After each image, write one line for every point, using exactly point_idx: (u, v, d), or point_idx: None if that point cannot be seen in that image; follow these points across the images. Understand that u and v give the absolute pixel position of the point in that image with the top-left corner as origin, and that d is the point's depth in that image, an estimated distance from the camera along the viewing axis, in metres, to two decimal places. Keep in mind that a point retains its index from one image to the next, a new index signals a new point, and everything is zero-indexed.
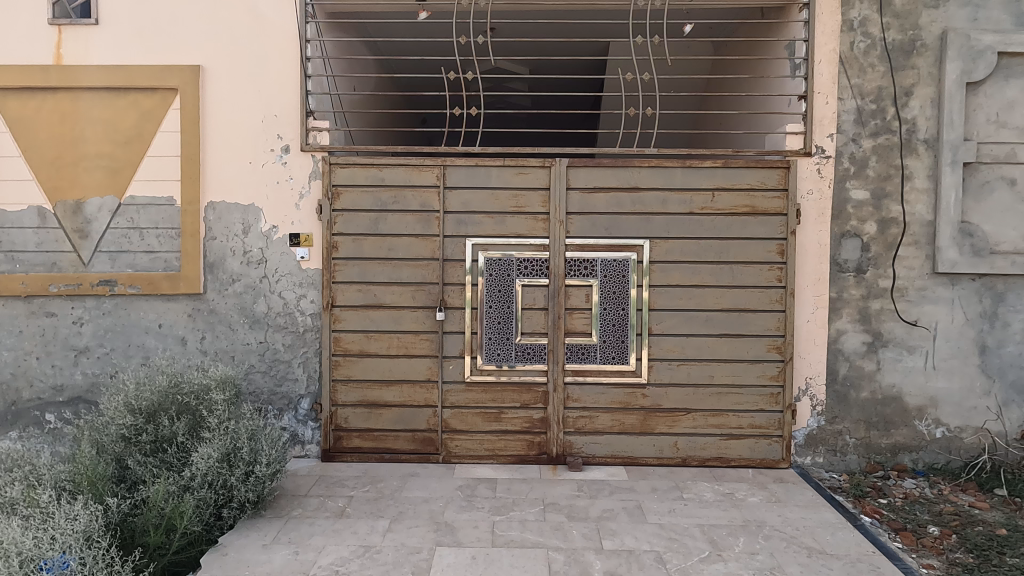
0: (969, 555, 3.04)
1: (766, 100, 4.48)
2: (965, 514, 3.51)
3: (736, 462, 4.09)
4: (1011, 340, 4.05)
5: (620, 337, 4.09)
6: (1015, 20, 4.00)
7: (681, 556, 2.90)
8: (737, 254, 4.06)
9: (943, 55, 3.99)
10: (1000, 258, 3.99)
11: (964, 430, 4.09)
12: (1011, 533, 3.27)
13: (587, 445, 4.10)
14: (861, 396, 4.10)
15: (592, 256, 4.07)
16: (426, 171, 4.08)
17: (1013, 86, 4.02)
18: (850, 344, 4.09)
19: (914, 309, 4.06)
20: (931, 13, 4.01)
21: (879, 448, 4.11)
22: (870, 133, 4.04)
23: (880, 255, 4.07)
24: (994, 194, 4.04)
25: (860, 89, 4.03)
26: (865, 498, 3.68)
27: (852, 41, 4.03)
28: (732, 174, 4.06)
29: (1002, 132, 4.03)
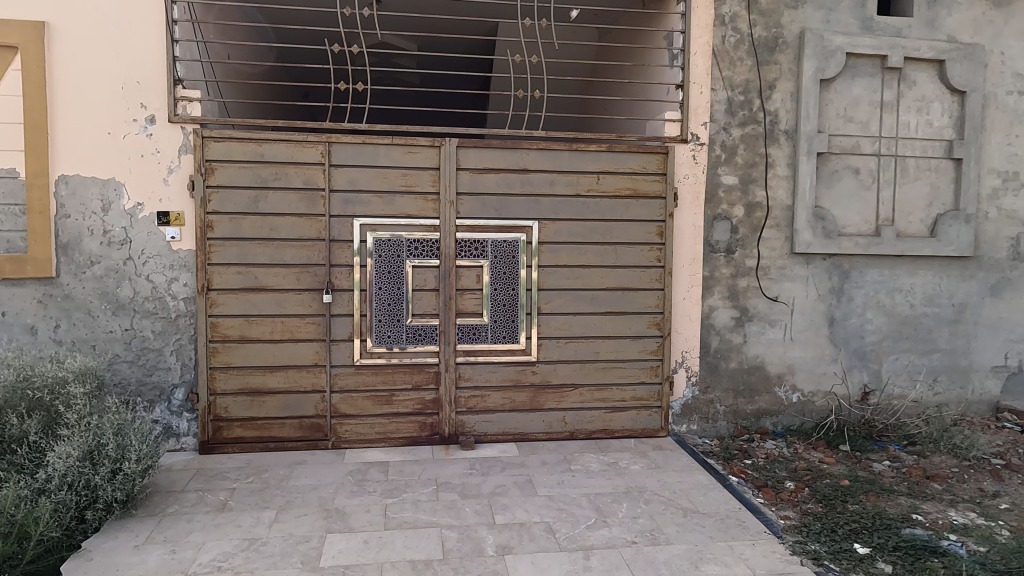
0: (818, 505, 3.40)
1: (646, 87, 4.68)
2: (816, 469, 3.92)
3: (619, 433, 4.31)
4: (854, 312, 4.56)
5: (510, 317, 4.15)
6: (860, 24, 4.44)
7: (569, 525, 3.03)
8: (620, 235, 4.25)
9: (801, 53, 4.35)
10: (847, 240, 4.45)
11: (816, 394, 4.55)
12: (852, 483, 3.68)
13: (478, 424, 4.16)
14: (730, 366, 4.45)
15: (482, 237, 4.10)
16: (309, 147, 3.91)
17: (857, 85, 4.49)
18: (720, 319, 4.41)
19: (775, 286, 4.45)
20: (792, 13, 4.35)
21: (745, 414, 4.48)
22: (739, 123, 4.34)
23: (747, 236, 4.40)
24: (841, 182, 4.50)
25: (730, 81, 4.31)
26: (733, 460, 4.01)
27: (723, 35, 4.28)
28: (616, 159, 4.22)
29: (848, 126, 4.49)
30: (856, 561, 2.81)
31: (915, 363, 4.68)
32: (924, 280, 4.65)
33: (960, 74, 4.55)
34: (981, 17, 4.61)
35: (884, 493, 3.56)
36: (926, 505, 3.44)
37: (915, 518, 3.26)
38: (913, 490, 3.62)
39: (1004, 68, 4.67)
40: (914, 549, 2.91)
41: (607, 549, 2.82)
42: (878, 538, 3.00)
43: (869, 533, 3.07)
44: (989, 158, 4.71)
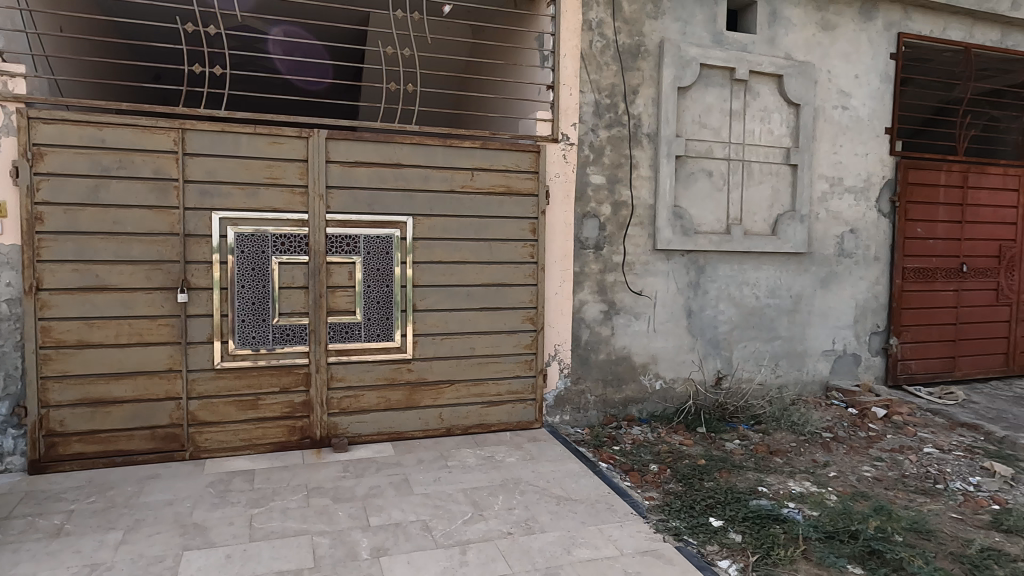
0: (678, 484, 3.65)
1: (519, 87, 4.77)
2: (677, 451, 4.20)
3: (495, 427, 4.37)
4: (708, 304, 4.94)
5: (384, 314, 4.06)
6: (712, 37, 4.80)
7: (445, 522, 3.02)
8: (494, 231, 4.30)
9: (661, 61, 4.63)
10: (702, 237, 4.81)
11: (676, 381, 4.88)
12: (708, 462, 3.99)
13: (352, 425, 4.04)
14: (600, 358, 4.65)
15: (354, 233, 3.97)
16: (160, 133, 3.59)
17: (710, 94, 4.85)
18: (590, 313, 4.60)
19: (639, 280, 4.71)
20: (652, 23, 4.62)
21: (614, 402, 4.71)
22: (605, 124, 4.54)
23: (614, 233, 4.61)
24: (697, 183, 4.85)
25: (597, 84, 4.49)
26: (603, 447, 4.20)
27: (590, 40, 4.46)
28: (490, 156, 4.26)
29: (702, 132, 4.85)
30: (711, 533, 3.05)
31: (760, 349, 5.16)
32: (768, 274, 5.14)
33: (795, 88, 5.06)
34: (812, 38, 5.15)
35: (735, 469, 3.90)
36: (770, 478, 3.81)
37: (760, 490, 3.60)
38: (759, 465, 3.99)
39: (830, 85, 5.26)
40: (760, 518, 3.21)
41: (483, 542, 2.85)
42: (729, 510, 3.28)
43: (722, 506, 3.34)
44: (819, 165, 5.28)
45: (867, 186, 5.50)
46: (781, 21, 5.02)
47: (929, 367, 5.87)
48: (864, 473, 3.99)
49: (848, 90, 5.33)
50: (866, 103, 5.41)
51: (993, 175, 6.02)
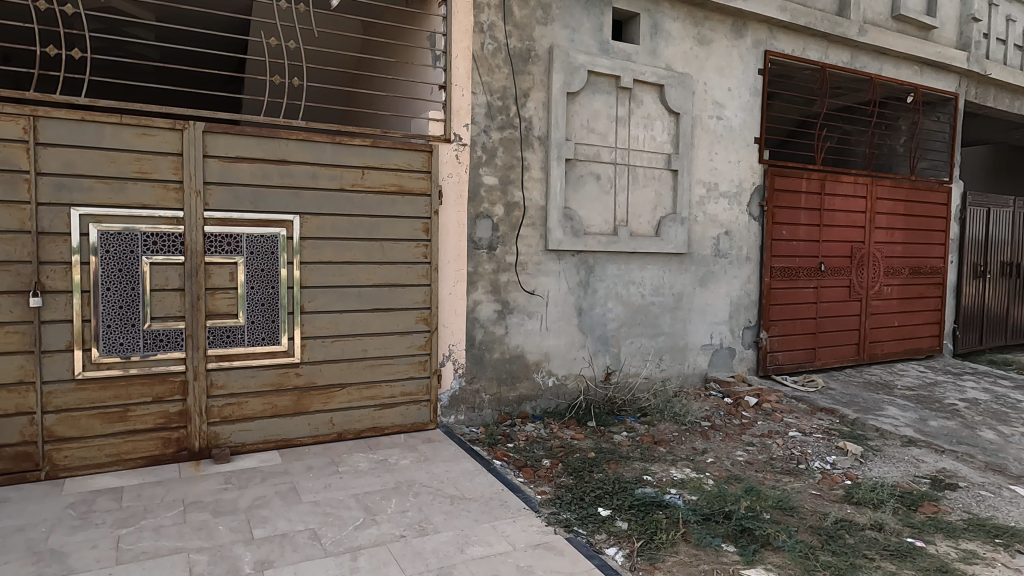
0: (569, 477, 3.77)
1: (411, 86, 4.73)
2: (568, 445, 4.33)
3: (389, 429, 4.30)
4: (597, 303, 5.13)
5: (270, 317, 3.89)
6: (598, 46, 4.99)
7: (335, 529, 2.94)
8: (386, 231, 4.23)
9: (550, 66, 4.76)
10: (590, 238, 5.00)
11: (567, 378, 5.03)
12: (597, 455, 4.14)
13: (234, 434, 3.83)
14: (494, 357, 4.70)
15: (236, 232, 3.78)
16: (7, 120, 3.24)
17: (597, 100, 5.04)
18: (484, 312, 4.64)
19: (532, 280, 4.81)
20: (542, 29, 4.73)
21: (508, 400, 4.77)
22: (497, 126, 4.60)
23: (506, 234, 4.68)
24: (585, 186, 5.03)
25: (488, 86, 4.54)
26: (497, 445, 4.25)
27: (482, 42, 4.49)
28: (380, 154, 4.19)
29: (590, 136, 5.03)
30: (600, 522, 3.17)
31: (645, 345, 5.42)
32: (652, 273, 5.41)
33: (675, 98, 5.37)
34: (690, 51, 5.48)
35: (622, 460, 4.08)
36: (654, 466, 4.01)
37: (645, 478, 3.78)
38: (645, 455, 4.20)
39: (706, 97, 5.62)
40: (644, 505, 3.38)
41: (375, 547, 2.80)
42: (617, 500, 3.42)
43: (610, 496, 3.48)
44: (697, 171, 5.63)
45: (739, 191, 5.92)
46: (662, 34, 5.31)
47: (794, 358, 6.41)
48: (738, 458, 4.30)
49: (722, 102, 5.71)
50: (738, 114, 5.83)
51: (845, 183, 6.67)
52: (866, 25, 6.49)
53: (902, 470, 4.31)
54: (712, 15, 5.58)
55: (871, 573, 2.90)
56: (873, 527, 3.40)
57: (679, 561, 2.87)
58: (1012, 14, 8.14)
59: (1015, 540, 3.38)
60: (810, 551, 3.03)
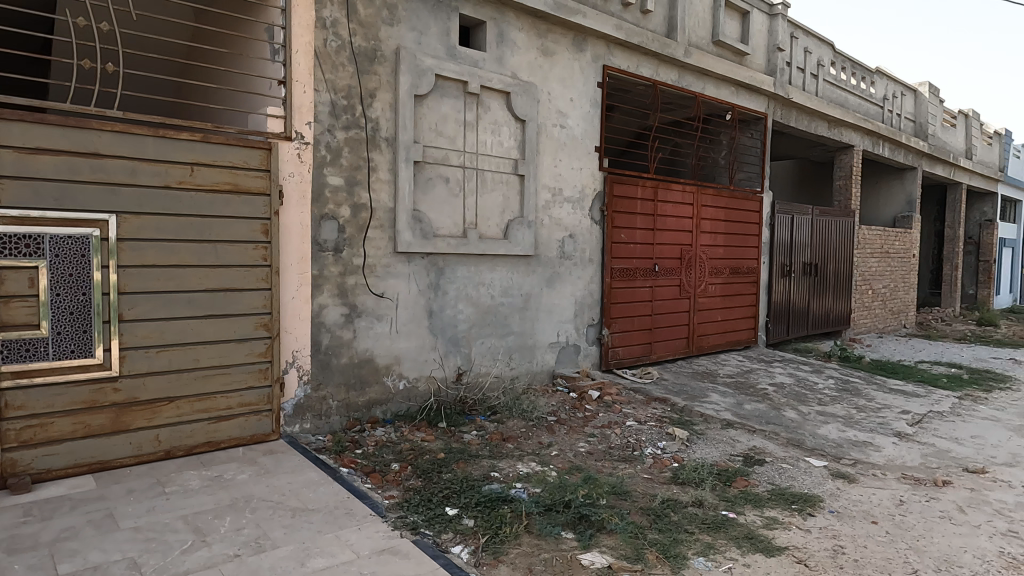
0: (418, 479, 3.78)
1: (248, 79, 4.49)
2: (418, 447, 4.33)
3: (226, 443, 4.03)
4: (448, 304, 5.18)
5: (81, 327, 3.50)
6: (446, 50, 5.05)
7: (159, 555, 2.72)
8: (220, 232, 3.97)
9: (397, 67, 4.73)
10: (439, 240, 5.04)
11: (419, 380, 5.03)
12: (446, 455, 4.19)
13: (38, 459, 3.41)
14: (341, 362, 4.59)
15: (36, 232, 3.36)
16: None
17: (445, 104, 5.09)
18: (330, 317, 4.51)
19: (381, 283, 4.75)
20: (388, 29, 4.69)
21: (357, 406, 4.68)
22: (342, 126, 4.49)
23: (353, 236, 4.59)
24: (434, 188, 5.06)
25: (332, 84, 4.42)
26: (344, 452, 4.15)
27: (324, 38, 4.36)
28: (212, 151, 3.92)
29: (439, 139, 5.07)
30: (446, 522, 3.22)
31: (495, 345, 5.57)
32: (501, 275, 5.56)
33: (520, 105, 5.57)
34: (534, 61, 5.71)
35: (471, 458, 4.16)
36: (502, 463, 4.14)
37: (493, 475, 3.89)
38: (493, 452, 4.32)
39: (550, 106, 5.88)
40: (490, 501, 3.48)
41: (205, 570, 2.63)
42: (464, 498, 3.49)
43: (457, 495, 3.54)
44: (542, 177, 5.87)
45: (582, 197, 6.26)
46: (507, 43, 5.48)
47: (632, 352, 6.90)
48: (580, 449, 4.56)
49: (565, 111, 6.01)
50: (579, 124, 6.16)
51: (675, 191, 7.29)
52: (690, 48, 7.15)
53: (720, 451, 4.81)
54: (554, 28, 5.85)
55: (690, 545, 3.21)
56: (694, 504, 3.76)
57: (521, 553, 2.99)
58: (808, 47, 9.35)
59: (807, 505, 3.90)
60: (640, 531, 3.30)
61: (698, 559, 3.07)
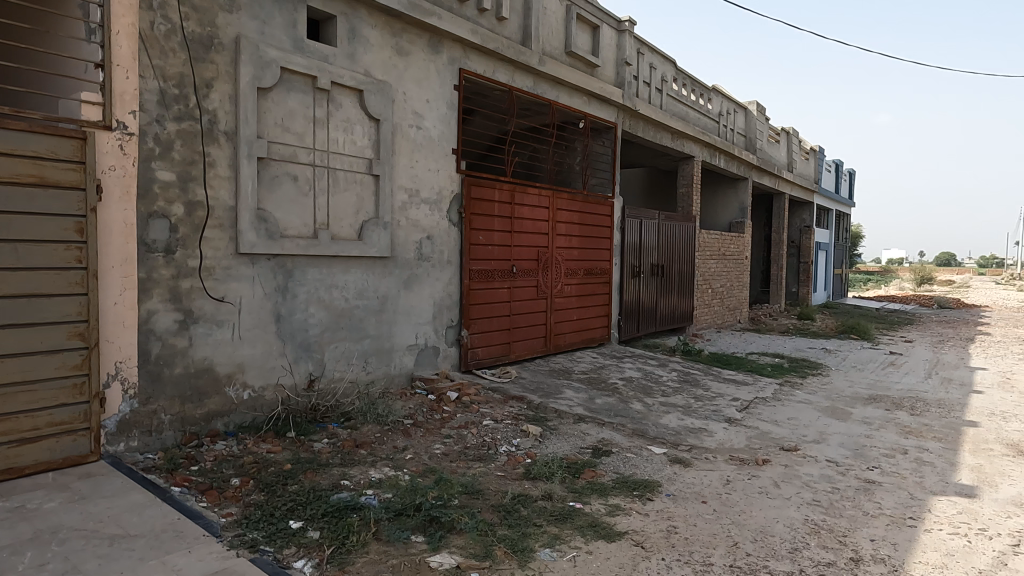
0: (260, 494, 3.57)
1: (59, 60, 4.02)
2: (262, 460, 4.10)
3: (32, 469, 3.56)
4: (297, 308, 4.96)
5: None
6: (292, 43, 4.83)
7: None
8: (22, 230, 3.50)
9: (237, 57, 4.46)
10: (287, 241, 4.81)
11: (265, 388, 4.77)
12: (294, 466, 4.00)
13: None
14: (175, 372, 4.23)
15: None
16: None
17: (292, 98, 4.87)
18: (161, 324, 4.14)
19: (221, 286, 4.45)
20: (226, 16, 4.40)
21: (194, 419, 4.33)
22: (174, 117, 4.14)
23: (188, 236, 4.25)
24: (281, 187, 4.83)
25: (161, 71, 4.06)
26: (178, 469, 3.83)
27: (151, 20, 4.00)
28: (10, 138, 3.46)
29: (285, 135, 4.84)
30: (289, 536, 3.07)
31: (350, 349, 5.41)
32: (355, 277, 5.42)
33: (374, 104, 5.46)
34: (389, 60, 5.62)
35: (320, 468, 4.00)
36: (353, 470, 4.03)
37: (342, 483, 3.77)
38: (344, 460, 4.19)
39: (405, 106, 5.82)
40: (338, 510, 3.37)
41: None
42: (309, 510, 3.35)
43: (303, 507, 3.39)
44: (398, 177, 5.80)
45: (439, 199, 6.26)
46: (359, 40, 5.35)
47: (491, 352, 7.02)
48: (435, 451, 4.55)
49: (421, 112, 5.98)
50: (436, 125, 6.15)
51: (531, 195, 7.50)
52: (544, 57, 7.40)
53: (571, 444, 5.02)
54: (409, 28, 5.79)
55: (537, 537, 3.32)
56: (544, 497, 3.89)
57: (368, 561, 2.92)
58: (653, 63, 10.03)
59: (646, 490, 4.17)
60: (489, 528, 3.35)
61: (544, 550, 3.18)
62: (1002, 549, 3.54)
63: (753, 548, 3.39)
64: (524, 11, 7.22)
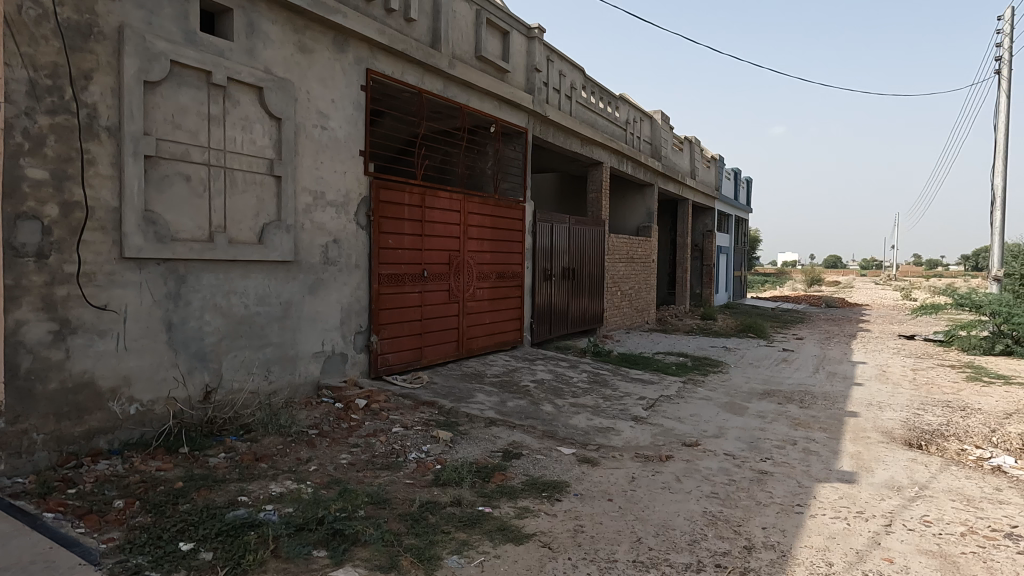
0: (147, 516, 3.33)
1: None
2: (151, 478, 3.83)
3: None
4: (191, 316, 4.68)
5: None
6: (183, 35, 4.56)
7: None
8: None
9: (121, 48, 4.16)
10: (179, 245, 4.53)
11: (155, 402, 4.47)
12: (186, 483, 3.77)
13: None
14: (49, 387, 3.88)
15: None
16: None
17: (183, 94, 4.60)
18: (32, 335, 3.79)
19: (103, 293, 4.13)
20: (108, 4, 4.09)
21: (72, 438, 3.99)
22: (46, 110, 3.81)
23: (64, 239, 3.91)
24: (172, 187, 4.54)
25: (31, 59, 3.73)
26: (52, 494, 3.51)
27: (19, 4, 3.66)
28: None
29: (176, 133, 4.56)
30: (178, 559, 2.88)
31: (250, 358, 5.17)
32: (255, 282, 5.18)
33: (275, 102, 5.25)
34: (290, 57, 5.42)
35: (215, 484, 3.78)
36: (251, 485, 3.84)
37: (239, 500, 3.58)
38: (243, 474, 3.98)
39: (309, 105, 5.64)
40: (234, 529, 3.20)
41: None
42: (202, 530, 3.16)
43: (194, 527, 3.19)
44: (302, 179, 5.60)
45: (346, 201, 6.10)
46: (259, 35, 5.13)
47: (402, 358, 6.91)
48: (341, 461, 4.42)
49: (326, 112, 5.81)
50: (342, 126, 6.00)
51: (442, 198, 7.45)
52: (454, 60, 7.39)
53: (482, 448, 5.02)
54: (312, 25, 5.61)
55: (445, 544, 3.29)
56: (453, 503, 3.85)
57: None
58: (562, 70, 10.23)
59: (555, 491, 4.23)
60: (395, 538, 3.28)
61: (451, 557, 3.14)
62: (876, 530, 3.84)
63: (655, 542, 3.51)
64: (433, 13, 7.17)
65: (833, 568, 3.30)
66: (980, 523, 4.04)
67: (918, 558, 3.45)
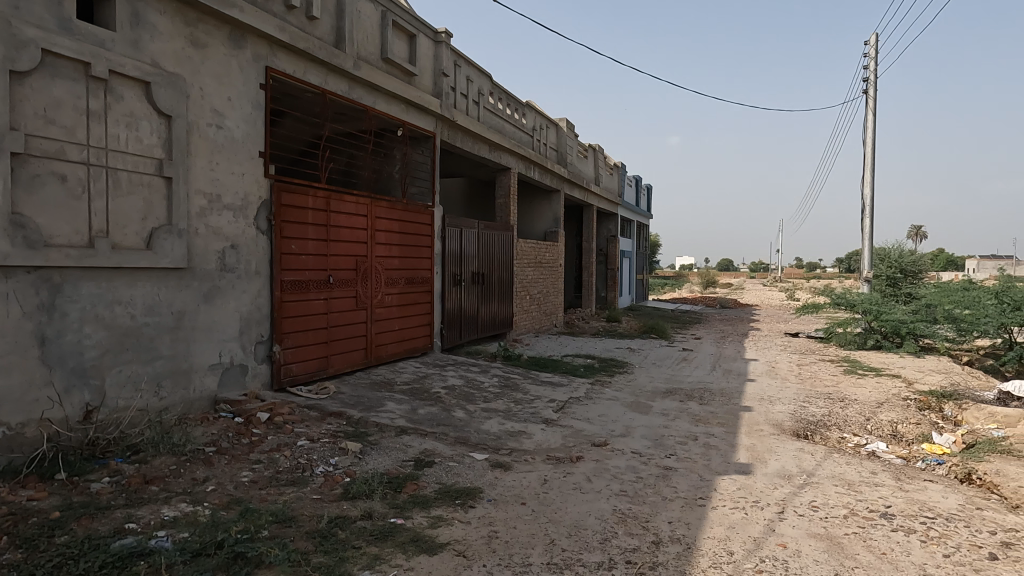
0: (17, 551, 3.00)
1: None
2: (22, 510, 3.46)
3: None
4: (68, 329, 4.28)
5: None
6: (57, 22, 4.18)
7: None
8: None
9: None
10: (54, 251, 4.13)
11: (26, 425, 4.05)
12: (64, 513, 3.43)
13: None
14: None
15: None
16: None
17: (57, 86, 4.21)
18: None
19: None
20: None
21: None
22: None
23: None
24: (44, 188, 4.14)
25: None
26: None
27: None
28: None
29: (50, 128, 4.17)
30: None
31: (138, 373, 4.79)
32: (143, 291, 4.81)
33: (164, 98, 4.91)
34: (181, 51, 5.09)
35: (99, 512, 3.47)
36: (141, 511, 3.55)
37: (126, 528, 3.30)
38: (130, 500, 3.68)
39: (203, 102, 5.31)
40: (121, 559, 2.94)
41: None
42: (83, 563, 2.88)
43: (74, 561, 2.91)
44: (195, 180, 5.26)
45: (245, 205, 5.80)
46: (145, 26, 4.79)
47: (307, 368, 6.64)
48: (242, 479, 4.18)
49: (221, 111, 5.50)
50: (239, 126, 5.70)
51: (348, 202, 7.24)
52: (359, 61, 7.22)
53: (392, 458, 4.91)
54: (206, 18, 5.30)
55: (356, 560, 3.18)
56: (363, 517, 3.74)
57: None
58: (470, 76, 10.24)
59: (468, 498, 4.20)
60: (303, 557, 3.13)
61: (364, 573, 3.04)
62: (771, 517, 4.09)
63: (568, 543, 3.56)
64: (337, 12, 6.97)
65: (734, 556, 3.47)
66: (859, 505, 4.39)
67: (808, 542, 3.70)
